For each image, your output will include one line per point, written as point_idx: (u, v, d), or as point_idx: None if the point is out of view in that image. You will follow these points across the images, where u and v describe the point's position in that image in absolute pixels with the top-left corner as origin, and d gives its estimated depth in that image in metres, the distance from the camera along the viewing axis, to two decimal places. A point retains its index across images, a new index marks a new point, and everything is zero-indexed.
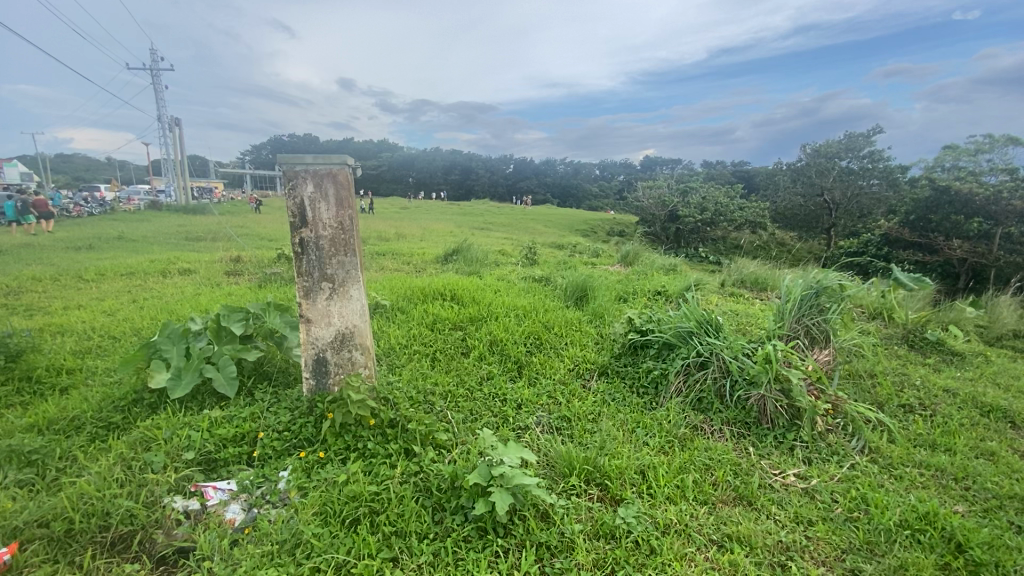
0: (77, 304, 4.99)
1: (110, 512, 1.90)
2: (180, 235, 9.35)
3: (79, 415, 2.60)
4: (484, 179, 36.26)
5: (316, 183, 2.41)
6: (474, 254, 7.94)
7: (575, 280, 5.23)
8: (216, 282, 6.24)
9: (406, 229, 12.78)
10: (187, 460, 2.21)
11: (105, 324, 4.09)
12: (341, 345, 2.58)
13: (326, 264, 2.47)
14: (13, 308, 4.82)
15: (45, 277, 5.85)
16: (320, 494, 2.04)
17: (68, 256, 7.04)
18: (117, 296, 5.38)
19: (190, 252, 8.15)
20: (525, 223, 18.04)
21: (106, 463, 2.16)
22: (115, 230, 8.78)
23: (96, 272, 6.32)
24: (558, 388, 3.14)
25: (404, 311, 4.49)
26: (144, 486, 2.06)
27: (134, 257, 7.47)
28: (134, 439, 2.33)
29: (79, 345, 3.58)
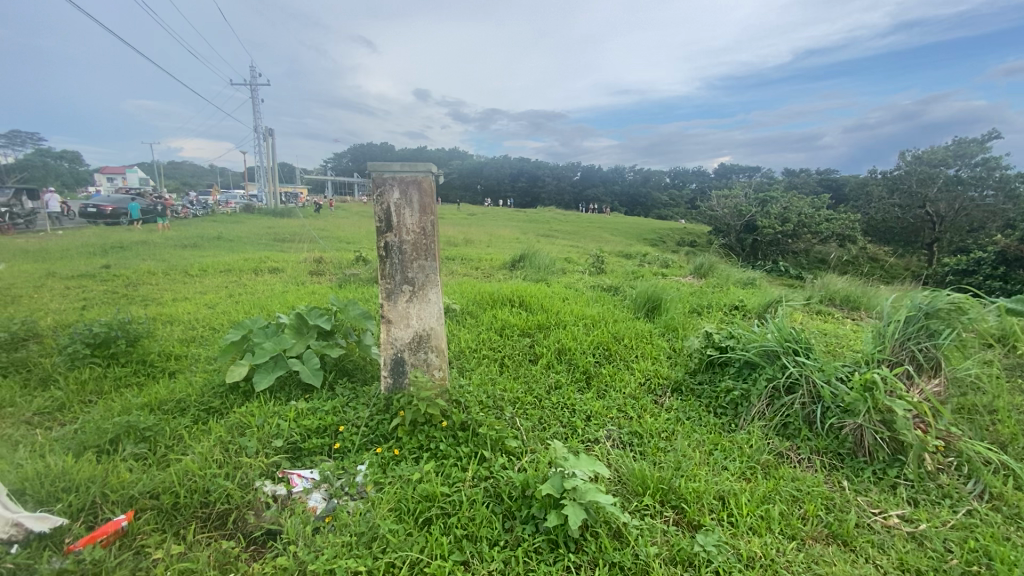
0: (183, 297, 5.53)
1: (209, 490, 2.06)
2: (270, 236, 10.12)
3: (184, 398, 2.86)
4: (552, 186, 36.36)
5: (402, 190, 2.50)
6: (540, 261, 7.95)
7: (646, 291, 5.08)
8: (301, 280, 6.71)
9: (475, 235, 13.07)
10: (276, 447, 2.36)
11: (207, 315, 4.51)
12: (418, 346, 2.66)
13: (407, 268, 2.56)
14: (132, 298, 5.42)
15: (158, 272, 6.55)
16: (395, 491, 2.10)
17: (175, 252, 7.82)
18: (216, 291, 5.91)
19: (278, 252, 8.76)
20: (591, 231, 17.83)
21: (208, 444, 2.35)
22: (217, 233, 9.70)
23: (199, 269, 6.98)
24: (628, 401, 3.06)
25: (474, 315, 4.57)
26: (238, 468, 2.21)
27: (231, 255, 8.17)
28: (231, 424, 2.53)
29: (185, 334, 3.96)
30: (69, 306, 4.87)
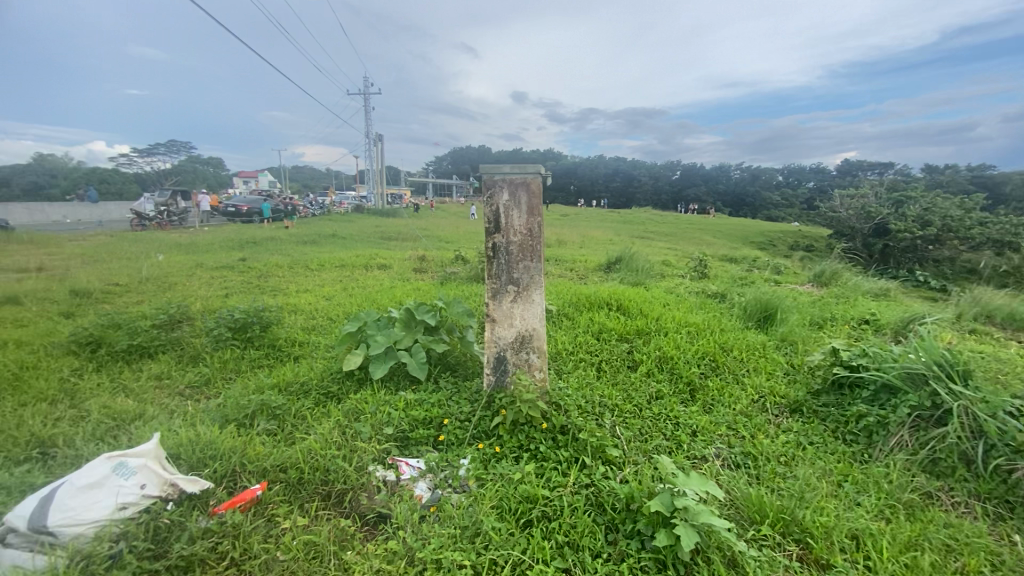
0: (306, 289, 6.12)
1: (329, 469, 2.23)
2: (379, 235, 10.86)
3: (307, 381, 3.14)
4: (649, 187, 35.13)
5: (511, 192, 2.54)
6: (638, 264, 7.70)
7: (758, 299, 4.70)
8: (405, 277, 7.12)
9: (570, 236, 13.00)
10: (386, 434, 2.50)
11: (326, 306, 4.94)
12: (520, 346, 2.68)
13: (513, 268, 2.59)
14: (264, 287, 6.11)
15: (286, 266, 7.31)
16: (497, 488, 2.13)
17: (300, 248, 8.68)
18: (332, 284, 6.46)
19: (386, 250, 9.37)
20: (692, 233, 16.94)
21: (327, 426, 2.55)
22: (334, 232, 10.60)
23: (319, 263, 7.68)
24: (738, 418, 2.83)
25: (571, 317, 4.53)
26: (354, 452, 2.37)
27: (345, 252, 8.89)
28: (347, 409, 2.73)
29: (308, 323, 4.37)
30: (215, 294, 5.57)
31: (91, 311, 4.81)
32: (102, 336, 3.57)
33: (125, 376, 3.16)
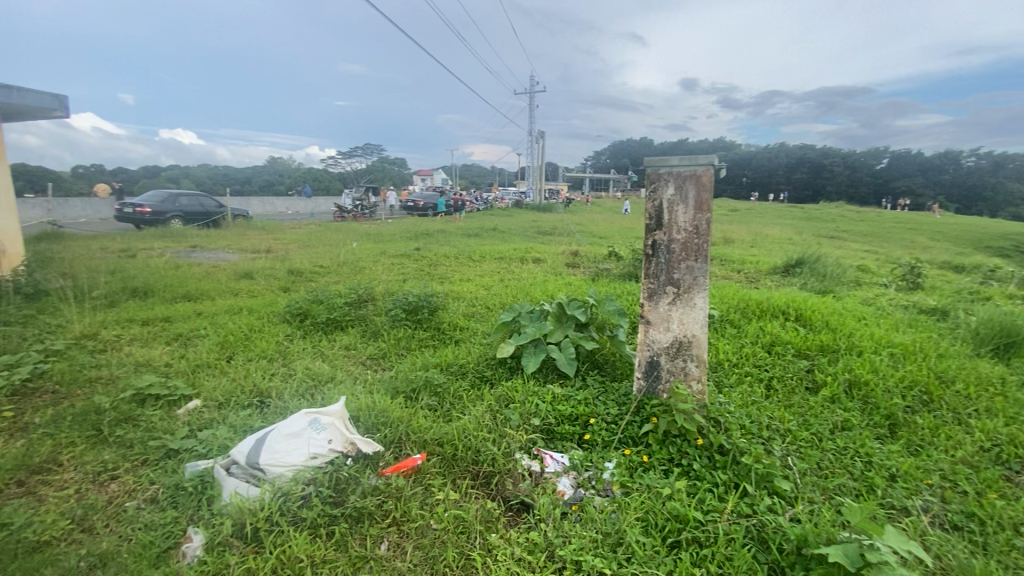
0: (468, 278, 6.59)
1: (480, 451, 2.34)
2: (536, 230, 11.19)
3: (465, 364, 3.36)
4: (842, 179, 30.21)
5: (677, 186, 2.37)
6: (824, 268, 6.66)
7: (999, 321, 3.68)
8: (559, 271, 7.21)
9: (738, 234, 11.82)
10: (533, 425, 2.54)
11: (484, 295, 5.25)
12: (677, 352, 2.50)
13: (674, 268, 2.42)
14: (433, 275, 6.74)
15: (452, 257, 7.97)
16: (643, 500, 2.02)
17: (464, 241, 9.40)
18: (491, 275, 6.84)
19: (541, 244, 9.62)
20: (899, 234, 14.10)
21: (480, 409, 2.69)
22: (494, 227, 11.23)
23: (480, 255, 8.21)
24: (960, 469, 2.25)
25: (736, 324, 4.11)
26: (502, 437, 2.45)
27: (504, 244, 9.35)
28: (498, 396, 2.85)
29: (468, 310, 4.69)
30: (393, 279, 6.31)
31: (302, 287, 5.82)
32: (308, 309, 4.28)
33: (323, 344, 3.74)
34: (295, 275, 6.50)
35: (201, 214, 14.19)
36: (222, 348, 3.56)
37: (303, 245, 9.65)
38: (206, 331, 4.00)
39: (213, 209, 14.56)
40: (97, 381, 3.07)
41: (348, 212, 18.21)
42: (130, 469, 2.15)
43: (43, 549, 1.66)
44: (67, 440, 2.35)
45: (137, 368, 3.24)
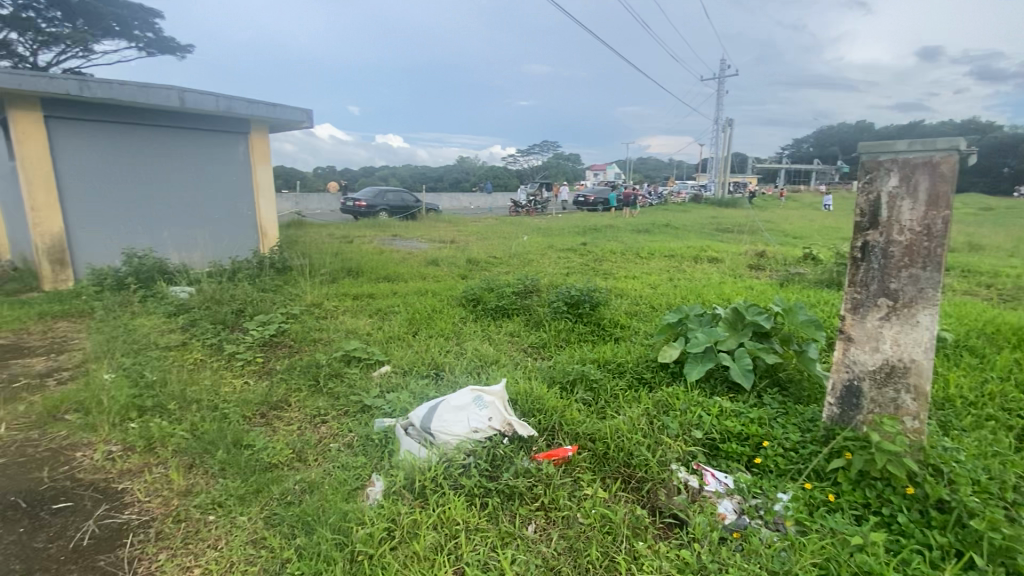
0: (635, 275, 6.39)
1: (633, 454, 2.26)
2: (714, 228, 10.33)
3: (624, 363, 3.27)
4: None
5: (903, 175, 1.95)
6: None
7: None
8: (738, 273, 6.55)
9: (993, 239, 9.24)
10: (694, 437, 2.36)
11: (650, 294, 5.04)
12: (886, 378, 2.07)
13: (889, 276, 2.00)
14: (599, 270, 6.71)
15: (620, 253, 7.83)
16: (824, 544, 1.72)
17: (634, 238, 9.15)
18: (660, 273, 6.54)
19: (719, 242, 8.84)
20: None
21: (637, 411, 2.58)
22: (668, 225, 10.68)
23: (650, 252, 7.90)
24: None
25: (980, 354, 3.22)
26: (659, 444, 2.32)
27: (676, 242, 8.84)
28: (657, 400, 2.71)
29: (632, 308, 4.56)
30: (560, 272, 6.46)
31: (478, 275, 6.33)
32: (481, 295, 4.64)
33: (491, 329, 4.02)
34: (472, 264, 7.10)
35: (402, 207, 16.41)
36: (409, 324, 4.08)
37: (481, 237, 10.47)
38: (398, 308, 4.62)
39: (412, 203, 16.70)
40: (319, 341, 3.79)
41: (523, 207, 19.26)
42: (335, 416, 2.61)
43: (274, 468, 2.11)
44: (295, 386, 2.95)
45: (347, 334, 3.90)
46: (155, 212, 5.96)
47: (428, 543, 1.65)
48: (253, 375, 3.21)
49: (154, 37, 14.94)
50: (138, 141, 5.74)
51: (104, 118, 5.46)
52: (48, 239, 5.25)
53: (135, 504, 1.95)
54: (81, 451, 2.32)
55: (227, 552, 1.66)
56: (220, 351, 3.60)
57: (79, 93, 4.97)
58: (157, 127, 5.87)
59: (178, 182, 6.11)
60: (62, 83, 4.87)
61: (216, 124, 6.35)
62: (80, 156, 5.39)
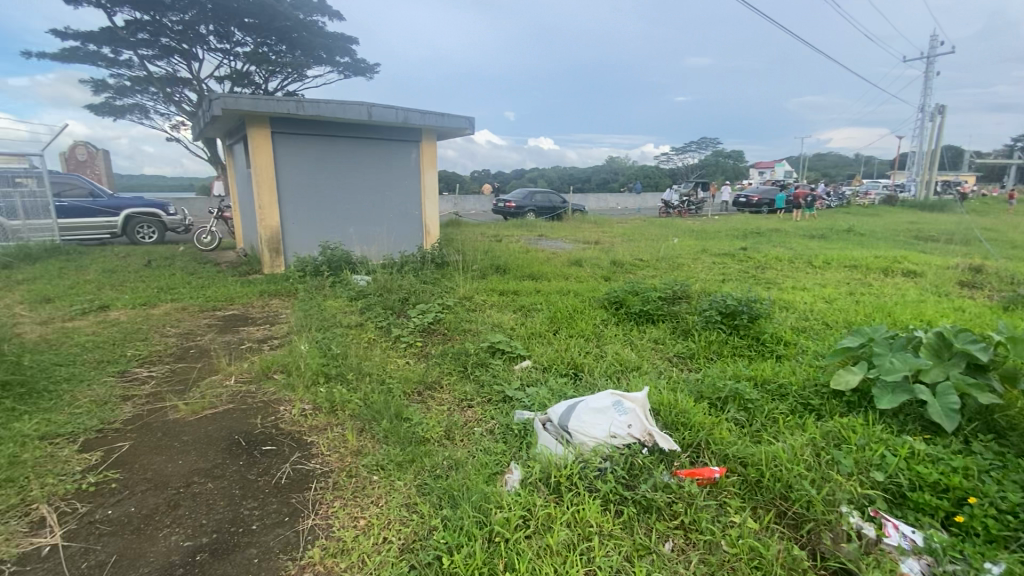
0: (804, 286, 5.67)
1: (792, 486, 2.00)
2: (913, 236, 8.66)
3: (786, 384, 2.91)
4: None
5: None
6: None
7: None
8: (945, 290, 5.41)
9: None
10: (874, 480, 2.00)
11: (823, 309, 4.43)
12: None
13: None
14: (760, 279, 6.09)
15: (786, 261, 7.00)
16: None
17: (804, 245, 8.11)
18: (837, 285, 5.70)
19: (920, 253, 7.39)
20: None
21: (800, 441, 2.28)
22: (849, 231, 9.24)
23: (824, 261, 6.93)
24: None
25: None
26: (826, 481, 2.02)
27: (860, 250, 7.62)
28: (827, 432, 2.36)
29: (798, 323, 4.05)
30: (713, 278, 6.02)
31: (622, 278, 6.20)
32: (625, 298, 4.53)
33: (634, 334, 3.90)
34: (617, 266, 6.97)
35: (550, 208, 16.79)
36: (552, 322, 4.16)
37: (627, 239, 10.21)
38: (541, 306, 4.75)
39: (559, 204, 16.98)
40: (468, 332, 4.08)
41: (674, 209, 18.32)
42: (479, 402, 2.77)
43: (426, 443, 2.33)
44: (447, 371, 3.22)
45: (493, 327, 4.13)
46: (344, 210, 7.00)
47: (561, 539, 1.66)
48: (412, 357, 3.59)
49: (350, 62, 17.49)
50: (336, 150, 6.78)
51: (311, 132, 6.55)
52: (270, 231, 6.51)
53: (319, 456, 2.31)
54: (283, 406, 2.83)
55: (386, 510, 1.88)
56: (386, 334, 4.09)
57: (297, 112, 6.02)
58: (351, 138, 6.85)
59: (363, 185, 7.07)
60: (285, 104, 5.95)
61: (395, 133, 7.19)
62: (294, 164, 6.54)
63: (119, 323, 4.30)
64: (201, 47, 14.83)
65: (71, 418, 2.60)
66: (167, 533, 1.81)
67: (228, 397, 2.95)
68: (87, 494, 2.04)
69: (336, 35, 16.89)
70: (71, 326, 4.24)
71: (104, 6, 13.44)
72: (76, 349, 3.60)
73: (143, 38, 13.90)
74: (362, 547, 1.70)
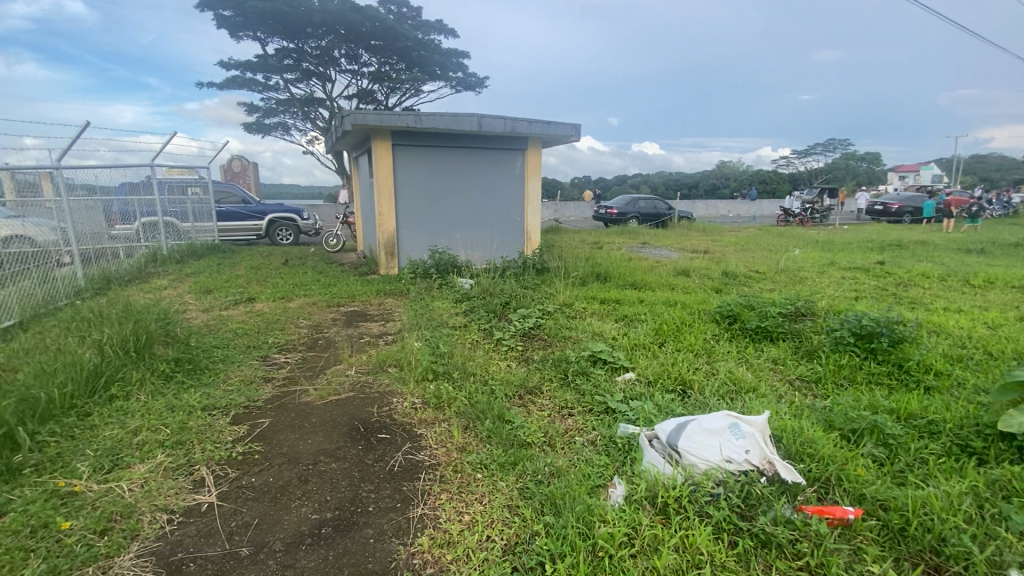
0: (959, 308, 4.87)
1: (947, 540, 1.71)
2: None
3: (938, 421, 2.50)
4: None
5: None
6: None
7: None
8: None
9: None
10: None
11: (986, 336, 3.76)
12: None
13: None
14: (901, 297, 5.34)
15: (936, 278, 6.07)
16: None
17: (959, 260, 6.98)
18: (1004, 309, 4.82)
19: None
20: None
21: (957, 488, 1.95)
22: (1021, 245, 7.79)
23: (987, 279, 5.90)
24: None
25: None
26: (993, 540, 1.70)
27: None
28: (994, 481, 1.99)
29: (953, 351, 3.48)
30: (842, 295, 5.40)
31: (734, 291, 5.79)
32: (738, 313, 4.22)
33: (749, 352, 3.61)
34: (728, 278, 6.52)
35: (654, 215, 16.21)
36: (657, 334, 3.99)
37: (741, 249, 9.52)
38: (645, 316, 4.58)
39: (664, 211, 16.34)
40: (568, 339, 4.06)
41: (794, 217, 16.76)
42: (581, 411, 2.74)
43: (527, 447, 2.35)
44: (547, 377, 3.22)
45: (594, 336, 4.06)
46: (453, 217, 7.35)
47: (668, 563, 1.58)
48: (514, 360, 3.65)
49: (462, 76, 18.39)
50: (447, 160, 7.14)
51: (426, 143, 6.96)
52: (388, 235, 7.04)
53: (427, 448, 2.44)
54: (396, 398, 3.02)
55: (489, 508, 1.92)
56: (489, 336, 4.21)
57: (415, 125, 6.45)
58: (460, 148, 7.17)
59: (471, 192, 7.38)
60: (404, 118, 6.39)
61: (503, 142, 7.40)
62: (410, 173, 7.01)
63: (262, 314, 4.91)
64: (334, 69, 16.51)
65: (226, 394, 3.01)
66: (299, 505, 2.02)
67: (349, 386, 3.22)
68: (236, 461, 2.34)
69: (450, 51, 17.87)
70: (226, 314, 4.92)
71: (260, 38, 15.52)
72: (230, 334, 4.16)
73: (288, 64, 15.82)
74: (467, 542, 1.75)
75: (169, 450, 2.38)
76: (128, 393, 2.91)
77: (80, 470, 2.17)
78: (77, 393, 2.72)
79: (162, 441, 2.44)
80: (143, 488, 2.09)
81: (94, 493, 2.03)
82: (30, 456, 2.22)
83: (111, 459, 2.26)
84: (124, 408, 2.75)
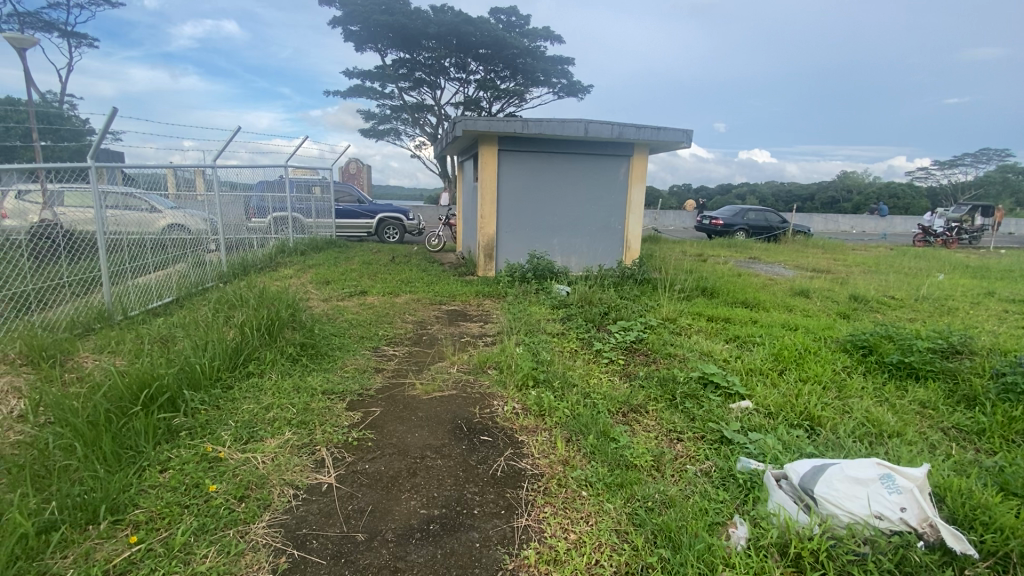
0: None
1: None
2: None
3: None
4: None
5: None
6: None
7: None
8: None
9: None
10: None
11: None
12: None
13: None
14: None
15: None
16: None
17: None
18: None
19: None
20: None
21: None
22: None
23: None
24: None
25: None
26: None
27: None
28: None
29: None
30: (1005, 330, 4.58)
31: (865, 317, 5.16)
32: (876, 344, 3.72)
33: (889, 390, 3.18)
34: (857, 302, 5.83)
35: (764, 228, 15.05)
36: (777, 360, 3.63)
37: (869, 270, 8.51)
38: (761, 339, 4.22)
39: (776, 224, 15.14)
40: (674, 356, 3.84)
41: (934, 236, 14.65)
42: (691, 437, 2.57)
43: (635, 469, 2.24)
44: (654, 396, 3.06)
45: (702, 355, 3.80)
46: (552, 222, 7.35)
47: None
48: (616, 374, 3.51)
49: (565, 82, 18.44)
50: (551, 165, 7.14)
51: (530, 148, 7.01)
52: (488, 239, 7.20)
53: (530, 457, 2.41)
54: (497, 401, 3.04)
55: (597, 530, 1.86)
56: (589, 346, 4.12)
57: (522, 130, 6.52)
58: (564, 153, 7.13)
59: (571, 199, 7.32)
60: (512, 124, 6.49)
61: (607, 148, 7.24)
62: (514, 177, 7.10)
63: (372, 307, 5.23)
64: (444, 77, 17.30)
65: (342, 380, 3.23)
66: (408, 497, 2.09)
67: (452, 384, 3.30)
68: (352, 446, 2.48)
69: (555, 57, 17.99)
70: (341, 304, 5.31)
71: (380, 50, 16.69)
72: (345, 324, 4.48)
73: (403, 73, 16.87)
74: (575, 563, 1.71)
75: (295, 428, 2.58)
76: (262, 371, 3.23)
77: (223, 438, 2.42)
78: (222, 366, 3.05)
79: (290, 419, 2.66)
80: (273, 462, 2.29)
81: (235, 461, 2.25)
82: (186, 420, 2.53)
83: (248, 431, 2.50)
84: (258, 384, 3.04)
